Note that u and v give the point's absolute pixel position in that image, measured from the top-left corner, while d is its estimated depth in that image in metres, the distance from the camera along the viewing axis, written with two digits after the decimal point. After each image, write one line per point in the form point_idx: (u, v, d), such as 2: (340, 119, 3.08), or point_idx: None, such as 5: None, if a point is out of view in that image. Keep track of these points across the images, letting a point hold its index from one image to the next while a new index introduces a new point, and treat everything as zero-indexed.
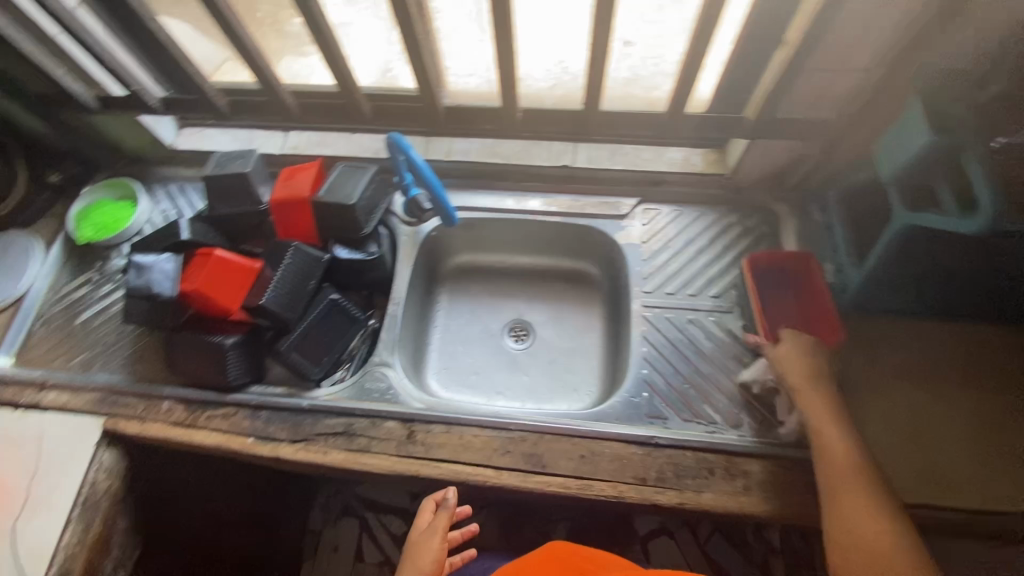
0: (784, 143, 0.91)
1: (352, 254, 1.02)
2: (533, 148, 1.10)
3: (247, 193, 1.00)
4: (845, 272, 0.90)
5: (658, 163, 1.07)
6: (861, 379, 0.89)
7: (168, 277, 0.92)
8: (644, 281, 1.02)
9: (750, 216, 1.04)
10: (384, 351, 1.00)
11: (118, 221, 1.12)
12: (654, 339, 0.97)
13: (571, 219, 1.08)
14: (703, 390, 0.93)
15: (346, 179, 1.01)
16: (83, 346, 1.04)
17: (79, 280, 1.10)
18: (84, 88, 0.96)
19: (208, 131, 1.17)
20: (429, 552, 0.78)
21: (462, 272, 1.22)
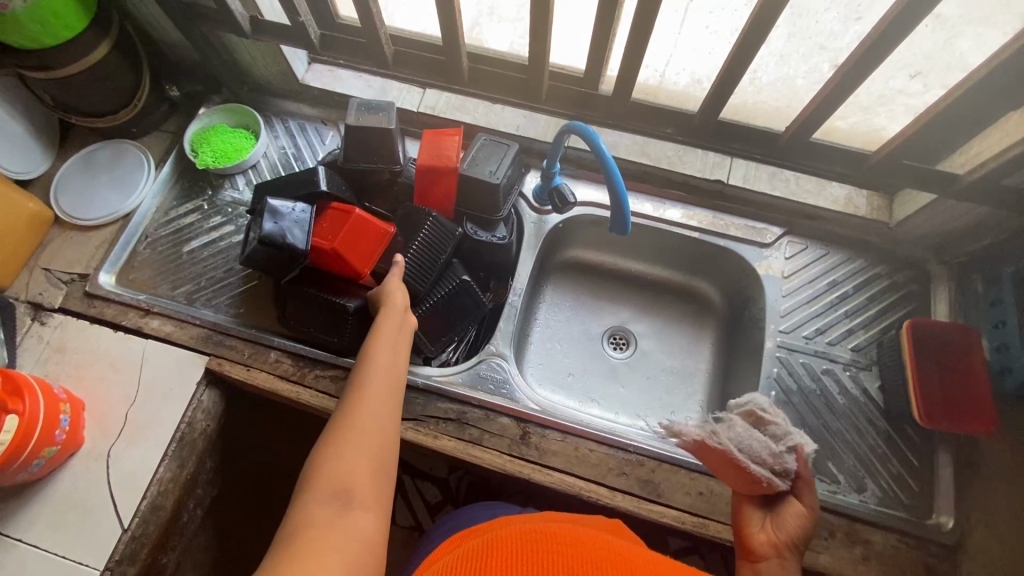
0: (979, 209, 0.84)
1: (483, 234, 0.96)
2: (686, 154, 1.03)
3: (386, 150, 0.94)
4: (1012, 356, 0.84)
5: (818, 197, 1.00)
6: (1000, 469, 0.85)
7: (300, 227, 0.86)
8: (779, 318, 0.97)
9: (902, 270, 0.98)
10: (500, 342, 0.96)
11: (237, 151, 1.06)
12: (783, 383, 0.93)
13: (711, 238, 1.02)
14: (829, 446, 0.89)
15: (491, 154, 0.94)
16: (189, 276, 1.00)
17: (188, 206, 1.06)
18: (242, 9, 0.89)
19: (341, 71, 1.09)
20: (391, 282, 0.85)
21: (570, 267, 1.15)
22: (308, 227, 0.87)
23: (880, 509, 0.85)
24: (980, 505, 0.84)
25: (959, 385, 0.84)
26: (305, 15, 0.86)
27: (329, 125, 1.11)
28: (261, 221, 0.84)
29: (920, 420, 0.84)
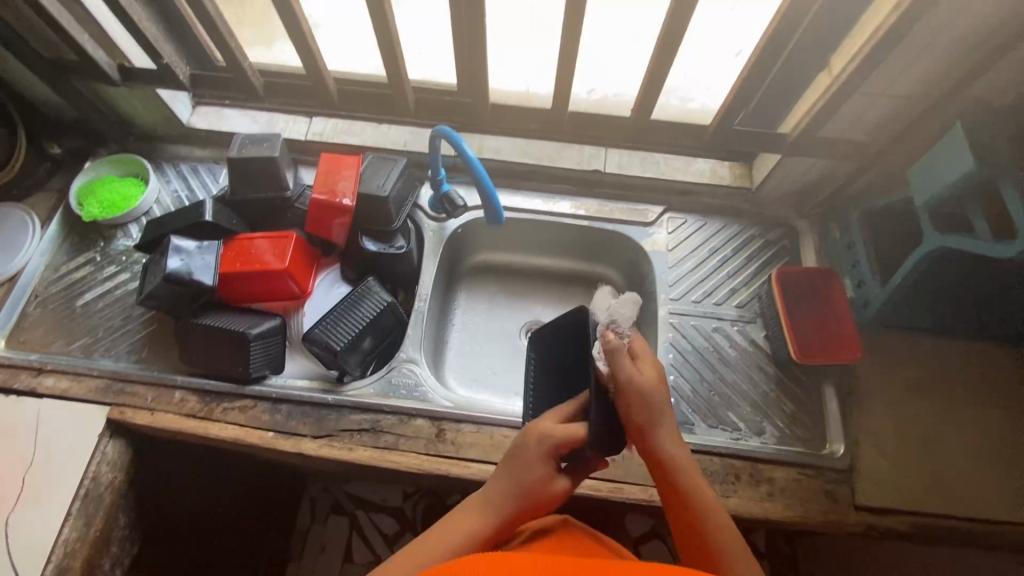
0: (815, 163, 0.94)
1: (380, 247, 0.99)
2: (564, 150, 1.11)
3: (272, 177, 0.96)
4: (867, 288, 0.93)
5: (686, 173, 1.09)
6: (877, 393, 0.93)
7: (208, 268, 0.90)
8: (669, 287, 1.04)
9: (772, 229, 1.07)
10: (410, 348, 0.98)
11: (126, 199, 1.05)
12: (680, 345, 0.99)
13: (599, 223, 1.08)
14: (727, 397, 0.95)
15: (378, 169, 0.98)
16: (84, 330, 0.98)
17: (79, 259, 1.04)
18: (107, 57, 0.92)
19: (227, 111, 1.12)
20: (528, 478, 0.64)
21: (479, 271, 1.17)
22: (217, 264, 0.91)
23: (779, 447, 0.90)
24: (866, 428, 0.91)
25: (822, 322, 0.93)
26: (170, 57, 0.89)
27: (221, 164, 1.12)
28: (166, 259, 0.87)
29: (794, 356, 0.91)
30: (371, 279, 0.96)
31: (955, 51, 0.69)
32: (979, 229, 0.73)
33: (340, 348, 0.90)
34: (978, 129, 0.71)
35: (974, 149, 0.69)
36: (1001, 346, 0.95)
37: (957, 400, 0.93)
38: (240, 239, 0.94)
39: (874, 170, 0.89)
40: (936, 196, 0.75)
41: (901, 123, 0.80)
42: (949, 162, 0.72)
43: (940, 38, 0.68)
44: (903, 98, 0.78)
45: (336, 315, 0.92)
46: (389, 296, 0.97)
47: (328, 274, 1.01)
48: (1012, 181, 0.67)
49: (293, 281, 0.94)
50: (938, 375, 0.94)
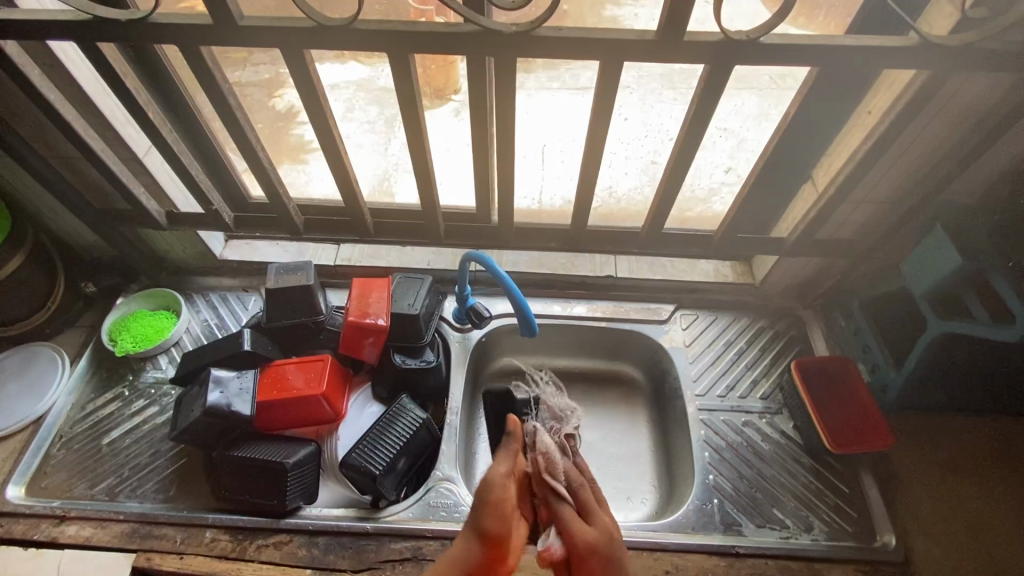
0: (810, 261, 1.03)
1: (410, 362, 1.02)
2: (577, 260, 1.19)
3: (308, 304, 1.01)
4: (883, 372, 0.97)
5: (692, 274, 1.17)
6: (915, 477, 0.94)
7: (245, 397, 0.91)
8: (693, 383, 1.07)
9: (780, 320, 1.14)
10: (445, 465, 0.96)
11: (158, 332, 1.08)
12: (714, 442, 0.99)
13: (616, 323, 1.14)
14: (770, 494, 0.94)
15: (407, 289, 1.04)
16: (109, 470, 0.95)
17: (107, 396, 1.04)
18: (158, 206, 0.98)
19: (258, 243, 1.19)
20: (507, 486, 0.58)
21: (503, 377, 1.19)
22: (254, 391, 0.92)
23: (832, 543, 0.88)
24: (911, 515, 0.91)
25: (848, 409, 0.96)
26: (217, 203, 0.96)
27: (251, 292, 1.17)
28: (207, 392, 0.88)
29: (830, 446, 0.92)
30: (404, 398, 0.97)
31: (923, 166, 0.80)
32: (978, 314, 0.79)
33: (378, 472, 0.89)
34: (957, 229, 0.80)
35: (959, 247, 0.78)
36: (1017, 420, 0.99)
37: (987, 477, 0.94)
38: (276, 365, 0.95)
39: (866, 265, 0.98)
40: (934, 287, 0.82)
41: (884, 224, 0.90)
42: (939, 258, 0.80)
43: (908, 157, 0.79)
44: (882, 203, 0.88)
45: (374, 437, 0.92)
46: (424, 413, 0.97)
47: (360, 394, 1.03)
48: (1002, 274, 0.75)
49: (327, 404, 0.95)
50: (967, 454, 0.96)
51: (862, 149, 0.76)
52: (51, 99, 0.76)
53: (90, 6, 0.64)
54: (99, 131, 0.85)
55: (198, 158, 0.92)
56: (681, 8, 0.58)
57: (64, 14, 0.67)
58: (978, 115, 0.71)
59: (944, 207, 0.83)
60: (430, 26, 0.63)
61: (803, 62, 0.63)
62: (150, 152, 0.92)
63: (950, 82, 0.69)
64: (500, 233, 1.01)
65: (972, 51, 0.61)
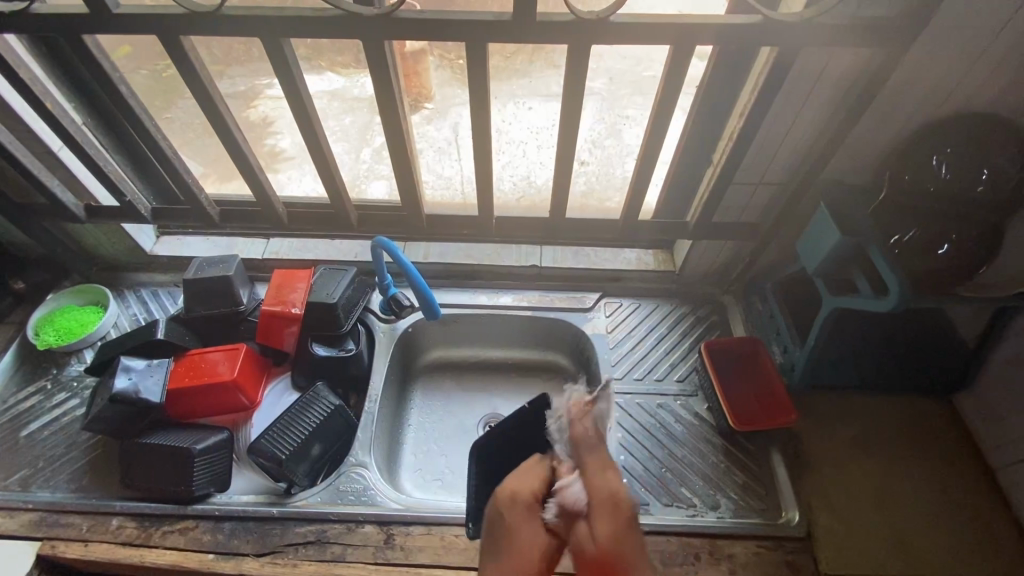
0: (722, 245, 1.05)
1: (330, 351, 1.03)
2: (503, 251, 1.21)
3: (226, 295, 1.02)
4: (791, 352, 0.99)
5: (615, 262, 1.18)
6: (821, 454, 0.95)
7: (155, 385, 0.92)
8: (612, 368, 1.08)
9: (702, 306, 1.16)
10: (359, 451, 0.97)
11: (83, 326, 1.09)
12: (628, 425, 1.00)
13: (540, 312, 1.15)
14: (680, 473, 0.95)
15: (328, 279, 1.05)
16: (24, 461, 0.96)
17: (29, 389, 1.04)
18: (76, 199, 1.00)
19: (188, 238, 1.20)
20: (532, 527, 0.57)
21: (433, 368, 1.20)
22: (165, 379, 0.93)
23: (736, 520, 0.89)
24: (814, 492, 0.92)
25: (755, 388, 0.98)
26: (132, 195, 0.98)
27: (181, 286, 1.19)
28: (115, 378, 0.89)
29: (733, 425, 0.93)
30: (319, 385, 0.98)
31: (803, 145, 0.82)
32: (862, 288, 0.81)
33: (285, 456, 0.90)
34: (840, 206, 0.82)
35: (838, 223, 0.80)
36: (925, 398, 1.01)
37: (896, 454, 0.96)
38: (190, 354, 0.97)
39: (771, 248, 1.00)
40: (822, 262, 0.84)
41: (780, 205, 0.92)
42: (822, 234, 0.83)
43: (788, 137, 0.82)
44: (775, 184, 0.90)
45: (283, 424, 0.92)
46: (338, 400, 0.98)
47: (278, 383, 1.04)
48: (876, 246, 0.77)
49: (241, 392, 0.96)
50: (875, 431, 0.98)
51: (739, 129, 0.79)
52: None
53: None
54: (8, 124, 0.87)
55: (111, 150, 0.95)
56: None
57: None
58: (844, 90, 0.74)
59: (830, 186, 0.86)
60: (297, 11, 0.65)
61: (660, 40, 0.66)
62: (64, 146, 0.94)
63: (812, 61, 0.71)
64: (415, 222, 1.02)
65: (811, 26, 0.63)
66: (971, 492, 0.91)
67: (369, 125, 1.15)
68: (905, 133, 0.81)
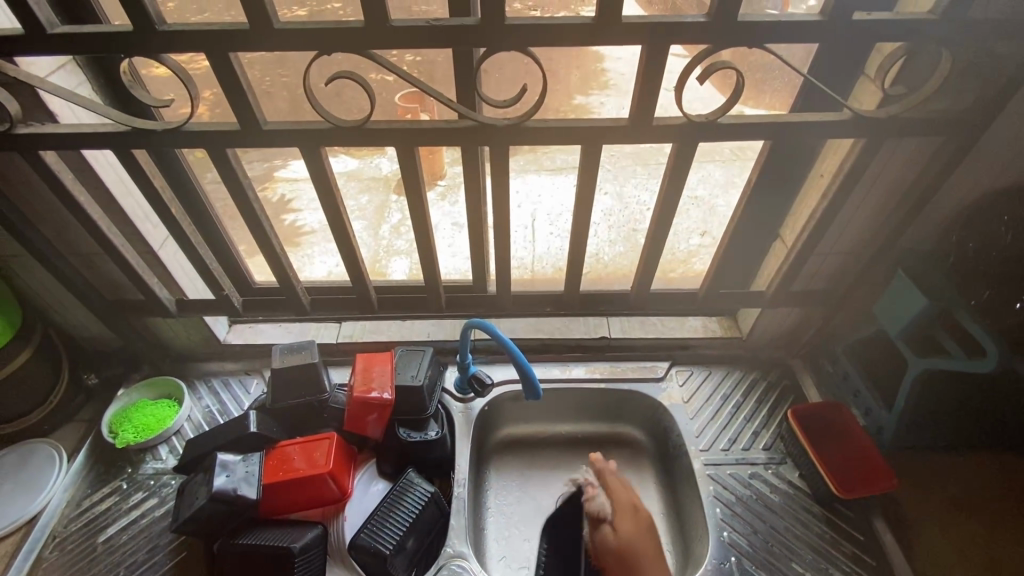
0: (791, 312, 1.10)
1: (413, 435, 1.01)
2: (571, 323, 1.23)
3: (313, 382, 1.02)
4: (876, 415, 1.00)
5: (682, 330, 1.21)
6: (924, 519, 0.95)
7: (251, 480, 0.90)
8: (697, 438, 1.08)
9: (770, 371, 1.18)
10: (456, 541, 0.95)
11: (160, 420, 1.07)
12: (724, 498, 0.99)
13: (614, 383, 1.17)
14: (785, 547, 0.93)
15: (408, 361, 1.06)
16: (104, 570, 0.92)
17: (105, 490, 1.01)
18: (169, 293, 1.02)
19: (261, 325, 1.21)
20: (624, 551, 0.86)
21: (507, 447, 1.19)
22: (260, 473, 0.91)
23: None
24: (925, 560, 0.90)
25: (850, 455, 0.97)
26: (229, 288, 1.00)
27: (253, 374, 1.19)
28: (213, 477, 0.87)
29: (838, 492, 0.92)
30: (410, 472, 0.96)
31: (878, 217, 0.89)
32: (951, 350, 0.84)
33: (389, 551, 0.87)
34: (918, 274, 0.88)
35: (923, 290, 0.85)
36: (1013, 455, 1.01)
37: (996, 516, 0.95)
38: (280, 447, 0.95)
39: (842, 312, 1.04)
40: (908, 326, 0.88)
41: (852, 271, 0.97)
42: (906, 301, 0.87)
43: (866, 210, 0.88)
44: (847, 254, 0.96)
45: (381, 515, 0.90)
46: (431, 488, 0.96)
47: (365, 472, 1.02)
48: (966, 312, 0.81)
49: (333, 482, 0.94)
50: (971, 492, 0.97)
51: (820, 207, 0.85)
52: (80, 200, 0.82)
53: (129, 120, 0.71)
54: (120, 226, 0.90)
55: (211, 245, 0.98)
56: (649, 99, 0.68)
57: (103, 126, 0.74)
58: (917, 170, 0.81)
59: (902, 254, 0.92)
60: (434, 124, 0.72)
61: (761, 135, 0.73)
62: (165, 244, 0.97)
63: (891, 147, 0.79)
64: (498, 301, 1.06)
65: (898, 120, 0.71)
66: None
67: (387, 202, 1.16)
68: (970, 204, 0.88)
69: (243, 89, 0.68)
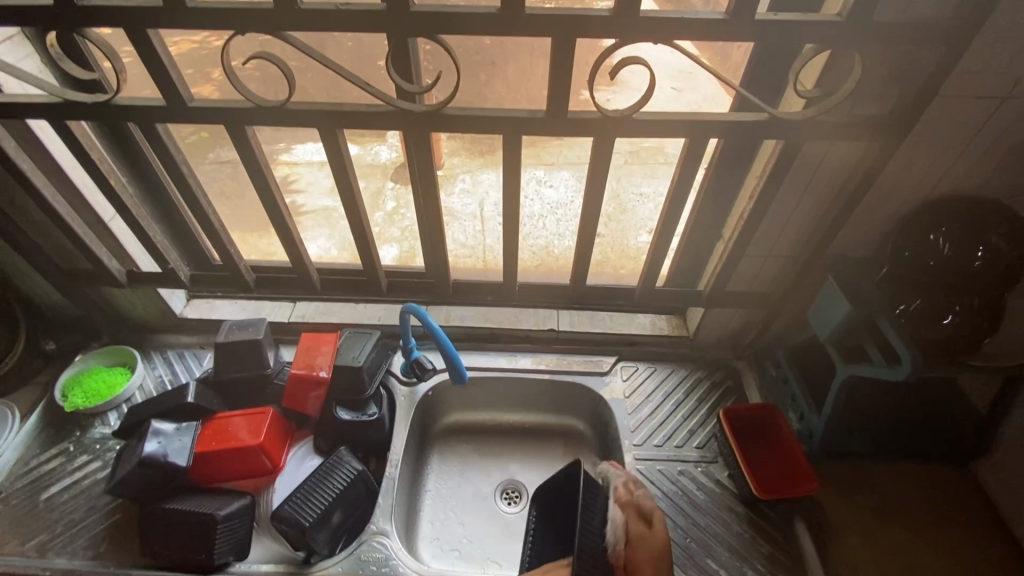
0: (734, 313, 1.10)
1: (353, 416, 1.04)
2: (522, 314, 1.24)
3: (256, 358, 1.05)
4: (807, 419, 1.00)
5: (630, 327, 1.22)
6: (845, 525, 0.95)
7: (183, 449, 0.93)
8: (632, 433, 1.09)
9: (716, 371, 1.19)
10: (380, 518, 0.97)
11: (111, 387, 1.11)
12: (650, 492, 1.01)
13: (559, 374, 1.18)
14: (703, 543, 0.95)
15: (353, 343, 1.08)
16: (43, 527, 0.95)
17: (52, 451, 1.05)
18: (119, 264, 1.05)
19: (218, 301, 1.24)
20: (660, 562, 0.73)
21: (452, 432, 1.20)
22: (193, 444, 0.94)
23: None
24: (840, 563, 0.91)
25: (775, 458, 0.98)
26: (175, 261, 1.03)
27: (207, 348, 1.22)
28: (144, 442, 0.90)
29: (758, 494, 0.92)
30: (341, 449, 0.98)
31: (808, 221, 0.89)
32: (874, 356, 0.84)
33: (308, 524, 0.89)
34: (848, 279, 0.88)
35: (848, 296, 0.85)
36: (945, 466, 1.01)
37: (919, 526, 0.95)
38: (218, 418, 0.98)
39: (783, 315, 1.04)
40: (835, 332, 0.88)
41: (789, 275, 0.97)
42: (833, 306, 0.87)
43: (798, 213, 0.88)
44: (784, 257, 0.96)
45: (306, 489, 0.92)
46: (360, 465, 0.98)
47: (301, 447, 1.05)
48: (886, 318, 0.81)
49: (266, 456, 0.97)
50: (896, 501, 0.98)
51: (749, 207, 0.85)
52: (24, 167, 0.85)
53: (61, 91, 0.74)
54: (68, 196, 0.93)
55: (159, 219, 1.00)
56: (562, 91, 0.69)
57: (39, 97, 0.76)
58: (844, 176, 0.81)
59: (835, 260, 0.92)
60: (355, 107, 0.73)
61: (680, 133, 0.74)
62: (116, 216, 1.00)
63: (817, 150, 0.79)
64: (441, 287, 1.08)
65: (812, 122, 0.71)
66: (997, 566, 0.90)
67: (383, 190, 1.14)
68: (905, 211, 0.87)
69: (166, 65, 0.70)
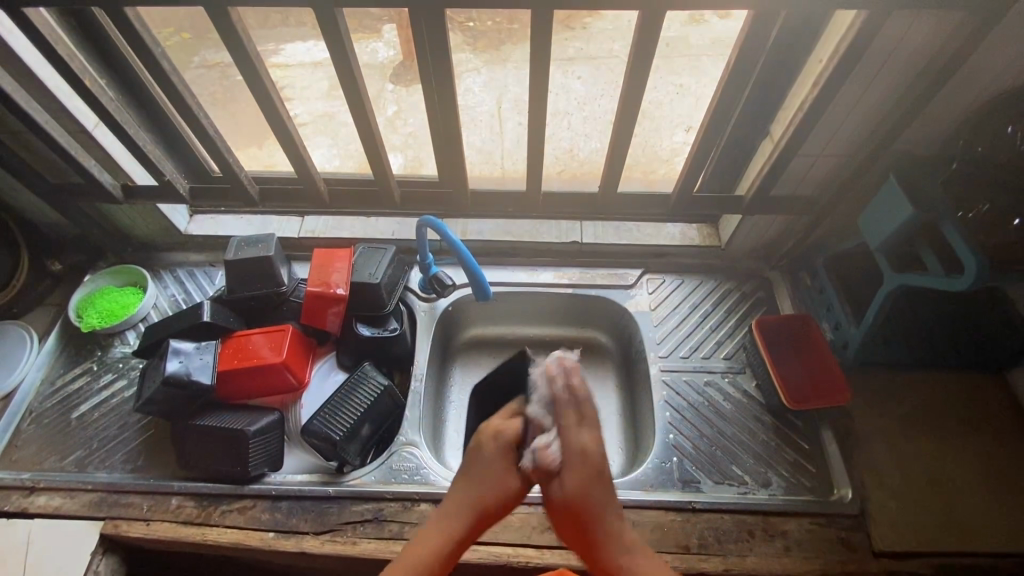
0: (773, 221, 1.02)
1: (374, 331, 1.01)
2: (543, 226, 1.17)
3: (269, 276, 1.00)
4: (844, 329, 0.97)
5: (658, 237, 1.15)
6: (874, 432, 0.95)
7: (206, 367, 0.92)
8: (658, 345, 1.07)
9: (747, 281, 1.14)
10: (409, 430, 0.97)
11: (125, 307, 1.08)
12: (676, 403, 1.00)
13: (582, 289, 1.13)
14: (729, 450, 0.95)
15: (368, 259, 1.03)
16: (78, 443, 0.98)
17: (77, 371, 1.05)
18: (113, 179, 0.97)
19: (222, 217, 1.17)
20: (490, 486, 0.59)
21: (473, 346, 1.19)
22: (215, 362, 0.92)
23: (788, 498, 0.90)
24: (867, 468, 0.91)
25: (806, 368, 0.96)
26: (171, 173, 0.95)
27: (217, 266, 1.17)
28: (166, 362, 0.89)
29: (788, 404, 0.92)
30: (365, 365, 0.97)
31: (873, 114, 0.79)
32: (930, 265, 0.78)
33: (339, 437, 0.90)
34: (911, 180, 0.79)
35: (911, 199, 0.77)
36: (980, 375, 0.99)
37: (949, 431, 0.95)
38: (237, 336, 0.96)
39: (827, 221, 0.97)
40: (889, 238, 0.81)
41: (841, 176, 0.89)
42: (891, 209, 0.80)
43: (862, 104, 0.77)
44: (839, 156, 0.86)
45: (334, 404, 0.93)
46: (386, 379, 0.98)
47: (323, 363, 1.03)
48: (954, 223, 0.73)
49: (290, 373, 0.96)
50: (928, 408, 0.97)
51: (810, 98, 0.75)
52: None
53: None
54: (43, 102, 0.84)
55: (146, 126, 0.91)
56: None
57: None
58: (926, 57, 0.70)
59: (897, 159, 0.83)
60: None
61: None
62: (99, 124, 0.91)
63: (899, 24, 0.67)
64: (457, 197, 1.01)
65: None
66: None
67: (383, 93, 1.00)
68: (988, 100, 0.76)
69: None
